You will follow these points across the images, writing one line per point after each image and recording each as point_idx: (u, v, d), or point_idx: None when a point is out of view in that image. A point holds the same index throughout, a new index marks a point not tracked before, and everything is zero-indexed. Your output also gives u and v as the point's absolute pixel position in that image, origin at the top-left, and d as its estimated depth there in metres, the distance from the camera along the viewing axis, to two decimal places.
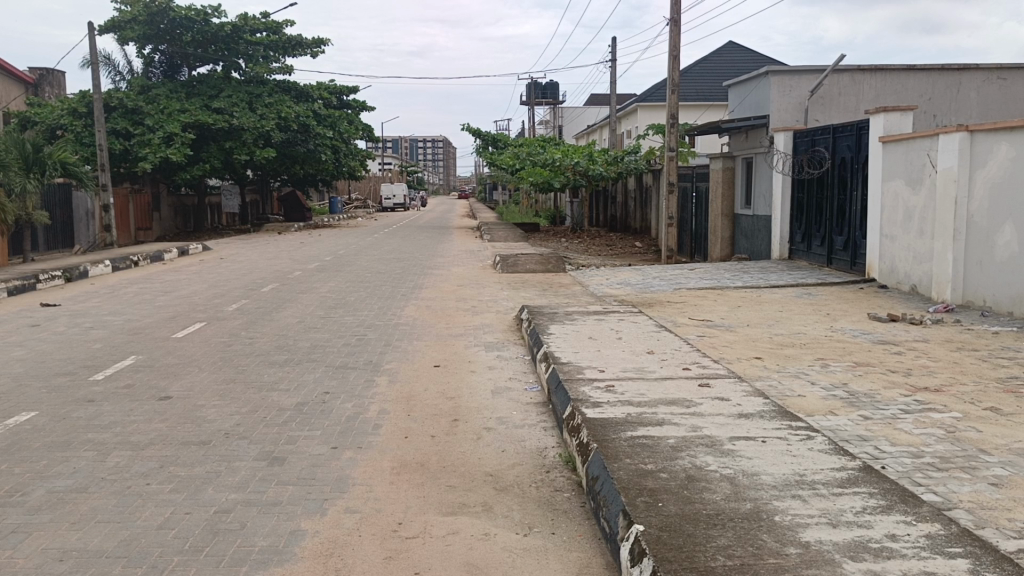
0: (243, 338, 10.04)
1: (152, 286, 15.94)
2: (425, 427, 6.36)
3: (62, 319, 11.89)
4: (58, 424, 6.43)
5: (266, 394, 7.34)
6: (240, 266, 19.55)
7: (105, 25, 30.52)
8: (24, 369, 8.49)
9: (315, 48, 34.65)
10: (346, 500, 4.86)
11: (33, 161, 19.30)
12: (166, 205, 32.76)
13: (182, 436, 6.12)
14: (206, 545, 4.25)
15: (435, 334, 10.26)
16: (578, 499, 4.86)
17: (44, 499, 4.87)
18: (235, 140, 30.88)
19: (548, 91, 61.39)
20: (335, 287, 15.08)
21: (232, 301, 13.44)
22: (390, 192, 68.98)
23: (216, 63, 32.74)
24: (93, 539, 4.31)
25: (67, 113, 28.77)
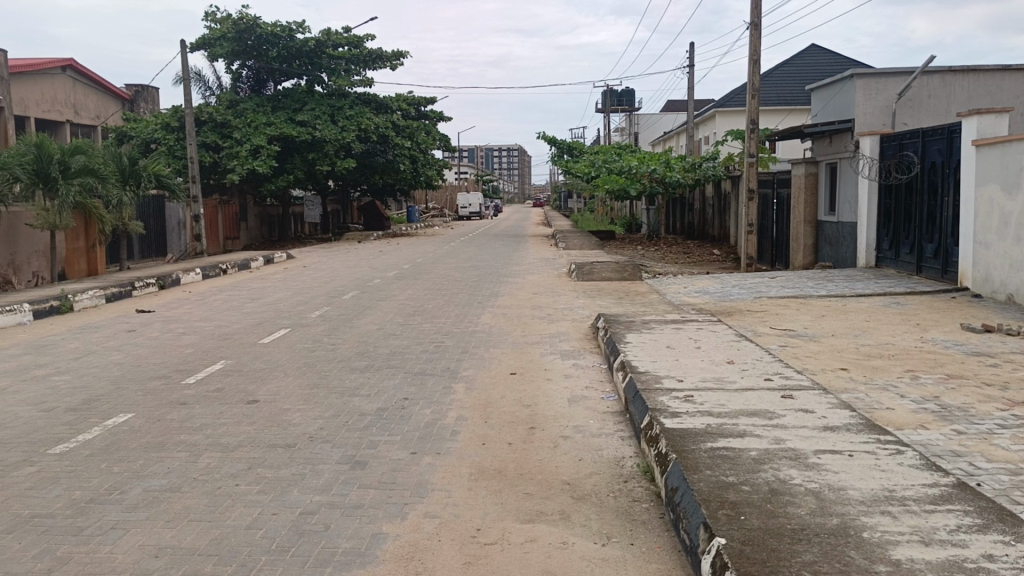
0: (325, 344, 10.30)
1: (239, 293, 16.50)
2: (502, 434, 6.40)
3: (155, 325, 12.43)
4: (153, 425, 6.72)
5: (347, 399, 7.51)
6: (322, 274, 20.06)
7: (196, 42, 31.80)
8: (121, 372, 8.91)
9: (395, 61, 35.30)
10: (426, 505, 4.93)
11: (129, 174, 20.32)
12: (252, 215, 33.90)
13: (269, 438, 6.32)
14: (292, 546, 4.37)
15: (512, 342, 10.32)
16: (657, 510, 4.82)
17: (140, 497, 5.10)
18: (317, 151, 31.72)
19: (625, 98, 61.11)
20: (413, 294, 15.31)
21: (314, 308, 13.81)
22: (466, 201, 69.70)
23: (300, 77, 33.69)
24: (186, 537, 4.49)
25: (161, 127, 30.11)
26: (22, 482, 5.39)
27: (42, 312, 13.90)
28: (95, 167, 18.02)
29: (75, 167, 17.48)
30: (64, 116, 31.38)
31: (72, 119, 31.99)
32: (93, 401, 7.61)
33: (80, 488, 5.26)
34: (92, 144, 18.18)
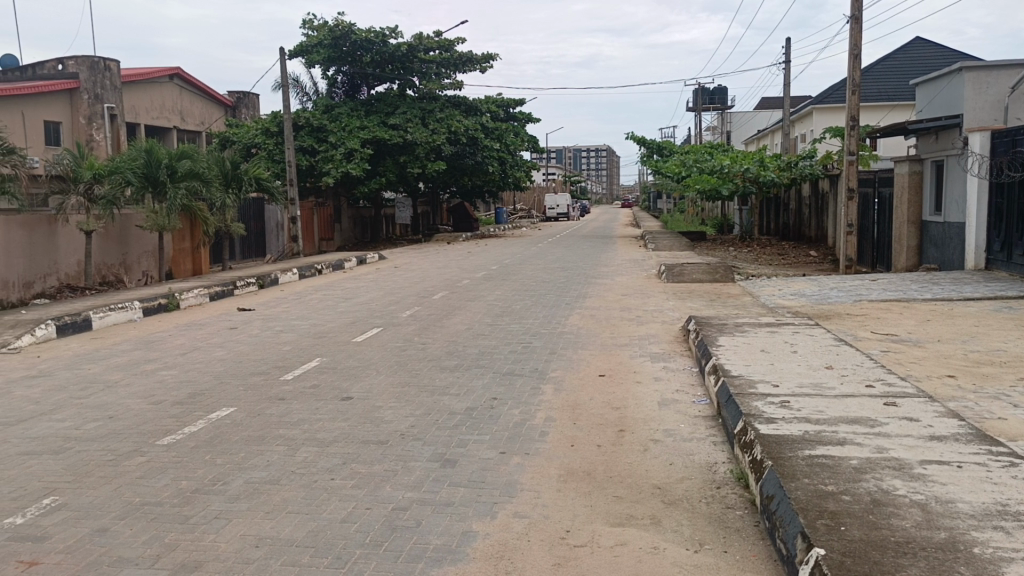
0: (416, 343, 10.48)
1: (334, 293, 16.95)
2: (592, 436, 6.37)
3: (255, 323, 12.90)
4: (254, 420, 6.97)
5: (438, 397, 7.61)
6: (413, 275, 20.41)
7: (294, 50, 32.90)
8: (223, 368, 9.29)
9: (485, 63, 35.62)
10: (515, 506, 4.94)
11: (232, 178, 21.16)
12: (346, 216, 34.81)
13: (363, 435, 6.46)
14: (385, 541, 4.45)
15: (600, 343, 10.25)
16: (751, 518, 4.70)
17: (242, 488, 5.29)
18: (409, 154, 32.29)
19: (716, 97, 59.98)
20: (501, 295, 15.40)
21: (406, 307, 14.06)
22: (554, 202, 69.67)
23: (393, 81, 34.35)
24: (284, 528, 4.64)
25: (261, 132, 31.23)
26: (134, 471, 5.68)
27: (151, 310, 14.62)
28: (200, 171, 18.69)
29: (182, 172, 18.22)
30: (171, 122, 32.98)
31: (179, 126, 33.57)
32: (198, 395, 7.95)
33: (186, 478, 5.50)
34: (198, 149, 18.87)
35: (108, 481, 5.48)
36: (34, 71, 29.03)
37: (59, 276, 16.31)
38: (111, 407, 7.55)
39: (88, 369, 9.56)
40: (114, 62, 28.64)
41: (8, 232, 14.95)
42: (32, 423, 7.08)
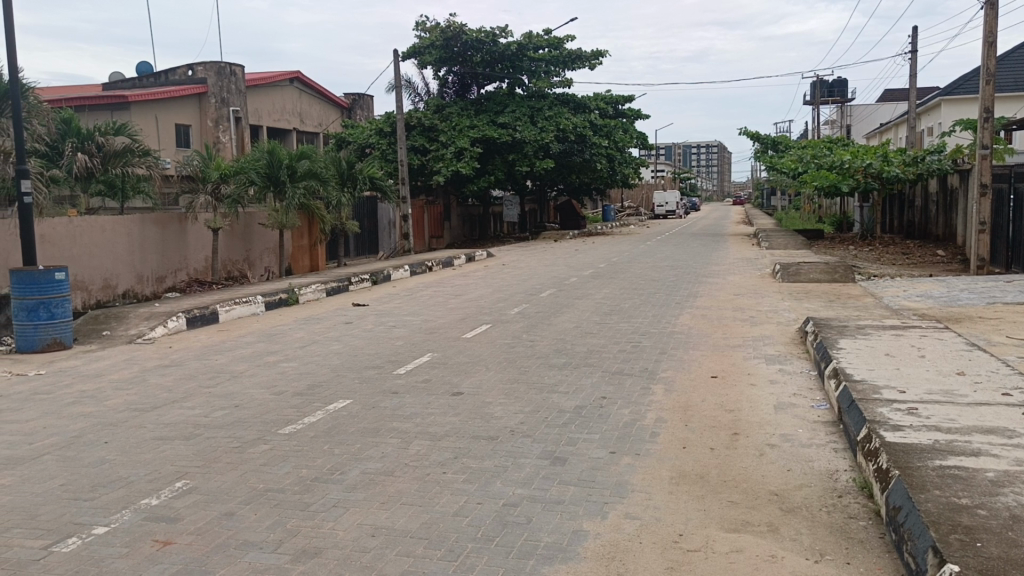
0: (525, 341, 10.54)
1: (444, 289, 17.24)
2: (704, 438, 6.23)
3: (369, 318, 13.29)
4: (369, 413, 7.17)
5: (547, 395, 7.63)
6: (521, 272, 20.54)
7: (407, 52, 33.70)
8: (340, 361, 9.61)
9: (594, 60, 35.43)
10: (626, 506, 4.89)
11: (347, 177, 21.86)
12: (455, 215, 35.38)
13: (473, 430, 6.55)
14: (496, 535, 4.50)
15: (713, 344, 10.02)
16: (876, 529, 4.49)
17: (359, 478, 5.46)
18: (517, 152, 32.46)
19: (836, 89, 57.65)
20: (609, 293, 15.30)
21: (514, 305, 14.15)
22: (663, 199, 68.59)
23: (502, 80, 34.60)
24: (399, 519, 4.75)
25: (375, 133, 32.13)
26: (258, 458, 5.95)
27: (273, 304, 15.27)
28: (318, 171, 19.26)
29: (301, 171, 18.83)
30: (291, 124, 34.34)
31: (298, 127, 34.91)
32: (316, 387, 8.26)
33: (306, 467, 5.71)
34: (316, 149, 19.47)
35: (233, 467, 5.76)
36: (167, 77, 30.74)
37: (189, 272, 17.26)
38: (236, 397, 7.93)
39: (215, 359, 10.08)
40: (239, 67, 30.03)
41: (143, 230, 15.93)
42: (165, 410, 7.51)
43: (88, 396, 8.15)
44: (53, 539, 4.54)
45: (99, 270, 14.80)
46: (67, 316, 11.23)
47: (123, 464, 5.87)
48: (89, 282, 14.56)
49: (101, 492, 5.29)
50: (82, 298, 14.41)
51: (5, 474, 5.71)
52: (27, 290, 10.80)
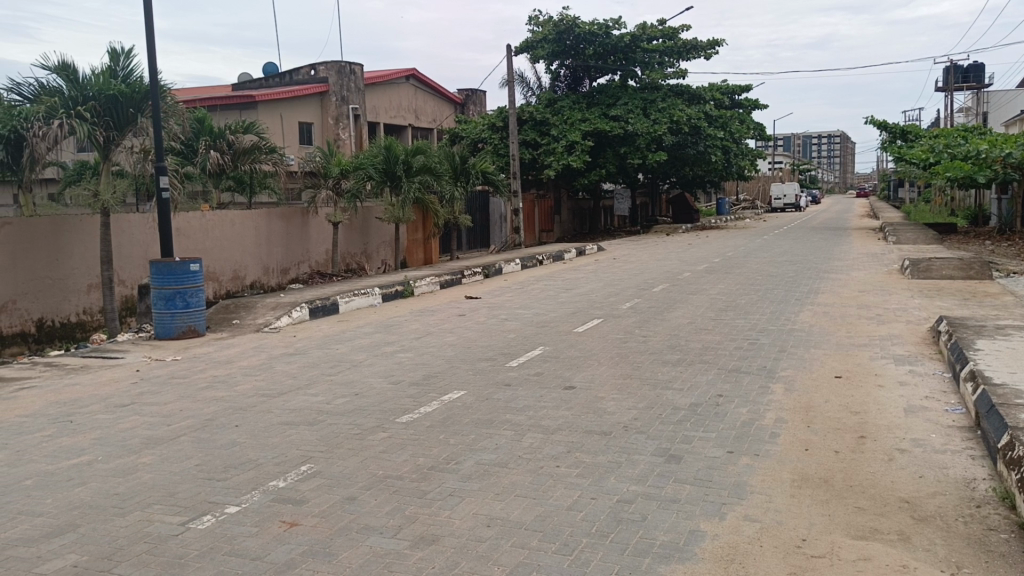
0: (638, 336, 10.40)
1: (555, 283, 17.25)
2: (827, 440, 6.00)
3: (482, 311, 13.45)
4: (483, 404, 7.26)
5: (661, 391, 7.52)
6: (633, 267, 20.31)
7: (520, 46, 33.88)
8: (454, 353, 9.78)
9: (710, 50, 34.59)
10: (746, 508, 4.76)
11: (461, 172, 22.22)
12: (566, 209, 35.35)
13: (586, 425, 6.53)
14: (611, 532, 4.47)
15: (835, 343, 9.63)
16: (1019, 544, 4.20)
17: (473, 469, 5.53)
18: (629, 145, 32.03)
19: (972, 74, 54.17)
20: (724, 289, 14.93)
21: (626, 300, 14.00)
22: (781, 191, 66.28)
23: (615, 73, 34.22)
24: (514, 510, 4.79)
25: (487, 128, 32.50)
26: (378, 445, 6.12)
27: (389, 296, 15.68)
28: (432, 166, 19.53)
29: (416, 166, 19.20)
30: (407, 120, 35.16)
31: (414, 124, 35.69)
32: (431, 377, 8.44)
33: (423, 456, 5.84)
34: (431, 145, 19.77)
35: (355, 453, 5.95)
36: (291, 77, 32.00)
37: (311, 264, 17.96)
38: (356, 385, 8.19)
39: (336, 349, 10.43)
40: (359, 65, 30.90)
41: (270, 224, 16.67)
42: (290, 396, 7.84)
43: (219, 382, 8.61)
44: (190, 516, 4.81)
45: (229, 262, 15.59)
46: (200, 305, 11.88)
47: (252, 447, 6.16)
48: (220, 273, 15.35)
49: (232, 473, 5.57)
50: (214, 288, 15.21)
51: (147, 452, 6.10)
52: (165, 280, 11.50)
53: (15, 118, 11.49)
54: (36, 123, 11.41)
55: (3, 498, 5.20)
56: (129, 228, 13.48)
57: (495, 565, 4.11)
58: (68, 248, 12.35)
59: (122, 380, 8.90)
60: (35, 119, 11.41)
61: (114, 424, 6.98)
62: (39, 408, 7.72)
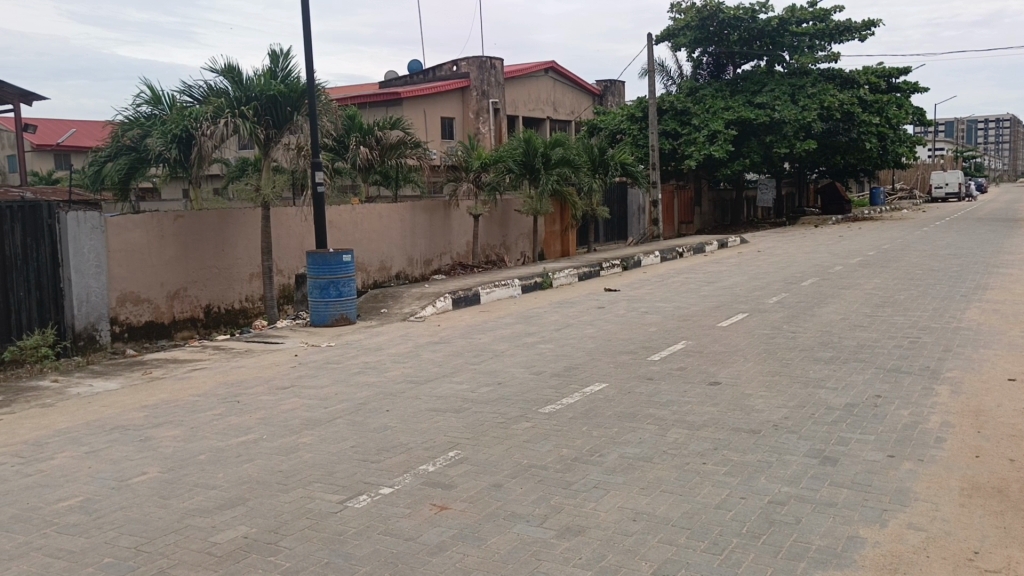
0: (786, 332, 10.01)
1: (696, 277, 16.84)
2: (1001, 447, 5.57)
3: (622, 304, 13.34)
4: (625, 397, 7.21)
5: (813, 390, 7.21)
6: (779, 260, 19.56)
7: (662, 35, 33.39)
8: (595, 345, 9.77)
9: (865, 31, 32.67)
10: (909, 515, 4.50)
11: (600, 163, 22.13)
12: (707, 200, 34.56)
13: (733, 422, 6.35)
14: (763, 533, 4.33)
15: (1008, 343, 8.90)
16: None
17: (618, 462, 5.50)
18: (775, 133, 30.83)
19: None
20: (881, 284, 14.11)
21: (772, 294, 13.51)
22: (941, 179, 61.99)
23: (761, 58, 33.02)
24: (660, 506, 4.73)
25: (627, 118, 32.19)
26: (523, 435, 6.20)
27: (529, 288, 15.85)
28: (571, 158, 19.49)
29: (555, 159, 19.19)
30: (545, 113, 35.37)
31: (552, 116, 35.84)
32: (572, 369, 8.47)
33: (567, 447, 5.86)
34: (569, 137, 19.73)
35: (500, 441, 6.05)
36: (434, 73, 32.79)
37: (452, 255, 18.42)
38: (499, 375, 8.35)
39: (479, 338, 10.66)
40: (499, 59, 31.42)
41: (413, 216, 17.19)
42: (436, 383, 8.09)
43: (370, 368, 9.00)
44: (346, 495, 5.05)
45: (376, 253, 16.21)
46: (352, 294, 12.43)
47: (403, 432, 6.39)
48: (367, 264, 15.98)
49: (385, 456, 5.79)
50: (363, 278, 15.87)
51: (306, 433, 6.44)
52: (320, 270, 12.09)
53: (186, 118, 12.39)
54: (205, 123, 12.26)
55: (181, 470, 5.64)
56: (287, 220, 14.27)
57: (642, 560, 4.07)
58: (233, 239, 13.22)
59: (282, 364, 9.46)
60: (203, 119, 12.27)
61: (276, 405, 7.41)
62: (209, 388, 8.31)
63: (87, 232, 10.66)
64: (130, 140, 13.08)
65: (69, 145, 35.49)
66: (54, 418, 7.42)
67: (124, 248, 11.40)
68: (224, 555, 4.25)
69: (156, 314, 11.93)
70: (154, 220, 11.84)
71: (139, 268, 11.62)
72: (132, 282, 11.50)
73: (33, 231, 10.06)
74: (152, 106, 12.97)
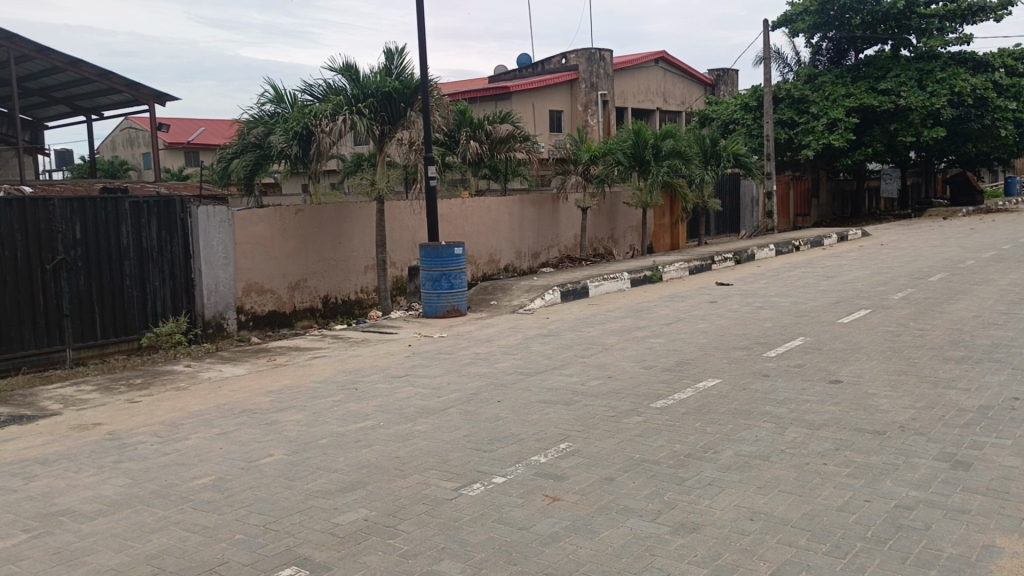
0: (913, 330, 9.53)
1: (814, 271, 16.24)
2: None
3: (735, 298, 13.01)
4: (739, 394, 7.04)
5: (943, 391, 6.84)
6: (903, 253, 18.62)
7: (778, 20, 32.38)
8: (707, 340, 9.58)
9: (1002, 11, 30.60)
10: None
11: (711, 154, 21.64)
12: (825, 191, 33.32)
13: (856, 422, 6.10)
14: (889, 538, 4.16)
15: None
16: None
17: (733, 460, 5.39)
18: (900, 120, 29.32)
19: None
20: (1019, 280, 13.20)
21: (897, 290, 12.86)
22: None
23: (885, 43, 31.45)
24: (778, 506, 4.60)
25: (741, 108, 31.34)
26: (634, 429, 6.15)
27: (638, 281, 15.69)
28: (682, 149, 19.12)
29: (666, 150, 18.88)
30: (655, 104, 34.84)
31: (662, 107, 35.28)
32: (684, 364, 8.33)
33: (680, 442, 5.79)
34: (681, 128, 19.37)
35: (611, 435, 6.03)
36: (544, 67, 32.81)
37: (560, 249, 18.44)
38: (610, 368, 8.32)
39: (589, 331, 10.64)
40: (609, 51, 31.07)
41: (522, 209, 17.29)
42: (546, 375, 8.14)
43: (482, 359, 9.14)
44: (461, 482, 5.15)
45: (485, 246, 16.40)
46: (463, 287, 12.63)
47: (515, 422, 6.45)
48: (477, 257, 16.19)
49: (497, 446, 5.87)
50: (472, 271, 16.09)
51: (421, 421, 6.60)
52: (433, 262, 12.33)
53: (307, 116, 12.87)
54: (324, 120, 12.70)
55: (305, 454, 5.89)
56: (400, 214, 14.62)
57: (760, 561, 3.98)
58: (349, 232, 13.66)
59: (396, 353, 9.72)
60: (323, 116, 12.72)
61: (391, 393, 7.63)
62: (328, 375, 8.63)
63: (216, 225, 11.26)
64: (255, 138, 13.64)
65: (199, 143, 37.48)
66: (188, 400, 7.88)
67: (249, 240, 11.95)
68: (346, 536, 4.41)
69: (278, 303, 12.46)
70: (277, 214, 12.36)
71: (262, 260, 12.17)
72: (257, 273, 12.06)
73: (167, 224, 10.69)
74: (275, 105, 13.54)
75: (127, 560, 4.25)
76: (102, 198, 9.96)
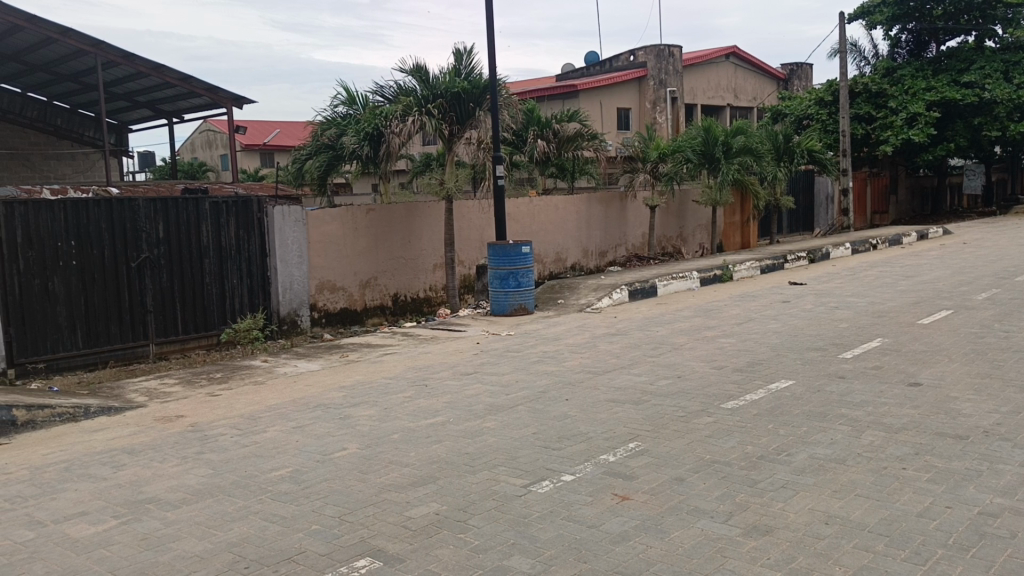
0: (999, 331, 9.17)
1: (892, 270, 15.77)
2: None
3: (809, 298, 12.73)
4: (814, 396, 6.89)
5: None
6: (988, 252, 17.92)
7: (855, 13, 31.51)
8: (780, 340, 9.40)
9: None
10: None
11: (784, 151, 21.18)
12: (903, 188, 32.34)
13: (936, 426, 5.91)
14: (973, 546, 4.02)
15: None
16: None
17: (807, 462, 5.29)
18: (985, 114, 28.23)
19: None
20: None
21: (981, 290, 12.37)
22: None
23: (968, 34, 30.29)
24: (855, 510, 4.50)
25: (814, 103, 30.59)
26: (704, 429, 6.09)
27: (708, 280, 15.49)
28: (754, 147, 18.83)
29: (737, 147, 18.60)
30: (726, 100, 34.33)
31: (733, 103, 34.75)
32: (756, 364, 8.20)
33: (752, 444, 5.70)
34: (752, 124, 19.06)
35: (681, 435, 5.98)
36: (612, 64, 32.63)
37: (628, 247, 18.35)
38: (679, 368, 8.24)
39: (658, 331, 10.55)
40: (678, 47, 30.77)
41: (590, 206, 17.26)
42: (615, 374, 8.11)
43: (550, 357, 9.15)
44: (530, 479, 5.18)
45: (553, 245, 16.44)
46: (531, 285, 12.67)
47: (583, 421, 6.46)
48: (544, 255, 16.23)
49: (566, 444, 5.88)
50: (540, 269, 16.13)
51: (490, 418, 6.65)
52: (501, 261, 12.41)
53: (378, 117, 13.07)
54: (394, 121, 12.86)
55: (377, 448, 6.01)
56: (469, 213, 14.75)
57: (837, 565, 3.90)
58: (419, 231, 13.86)
59: (466, 351, 9.83)
60: (394, 117, 12.88)
61: (460, 390, 7.71)
62: (398, 372, 8.78)
63: (291, 224, 11.56)
64: (329, 139, 13.95)
65: (274, 145, 38.55)
66: (265, 394, 8.12)
67: (323, 239, 12.22)
68: (418, 529, 4.49)
69: (349, 301, 12.71)
70: (349, 214, 12.60)
71: (335, 259, 12.43)
72: (329, 271, 12.33)
73: (245, 223, 11.03)
74: (348, 107, 13.82)
75: (209, 547, 4.41)
76: (183, 199, 10.33)
